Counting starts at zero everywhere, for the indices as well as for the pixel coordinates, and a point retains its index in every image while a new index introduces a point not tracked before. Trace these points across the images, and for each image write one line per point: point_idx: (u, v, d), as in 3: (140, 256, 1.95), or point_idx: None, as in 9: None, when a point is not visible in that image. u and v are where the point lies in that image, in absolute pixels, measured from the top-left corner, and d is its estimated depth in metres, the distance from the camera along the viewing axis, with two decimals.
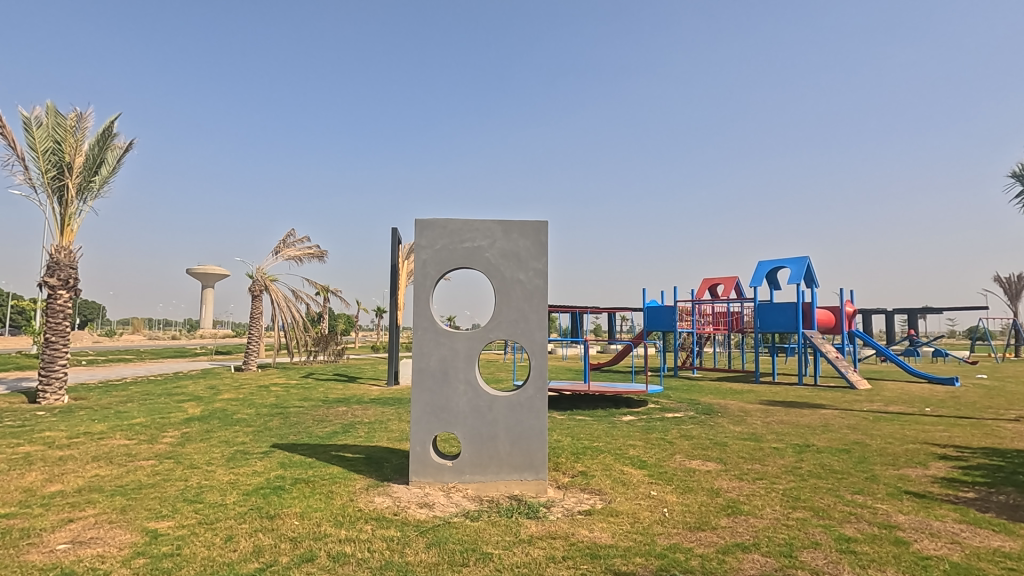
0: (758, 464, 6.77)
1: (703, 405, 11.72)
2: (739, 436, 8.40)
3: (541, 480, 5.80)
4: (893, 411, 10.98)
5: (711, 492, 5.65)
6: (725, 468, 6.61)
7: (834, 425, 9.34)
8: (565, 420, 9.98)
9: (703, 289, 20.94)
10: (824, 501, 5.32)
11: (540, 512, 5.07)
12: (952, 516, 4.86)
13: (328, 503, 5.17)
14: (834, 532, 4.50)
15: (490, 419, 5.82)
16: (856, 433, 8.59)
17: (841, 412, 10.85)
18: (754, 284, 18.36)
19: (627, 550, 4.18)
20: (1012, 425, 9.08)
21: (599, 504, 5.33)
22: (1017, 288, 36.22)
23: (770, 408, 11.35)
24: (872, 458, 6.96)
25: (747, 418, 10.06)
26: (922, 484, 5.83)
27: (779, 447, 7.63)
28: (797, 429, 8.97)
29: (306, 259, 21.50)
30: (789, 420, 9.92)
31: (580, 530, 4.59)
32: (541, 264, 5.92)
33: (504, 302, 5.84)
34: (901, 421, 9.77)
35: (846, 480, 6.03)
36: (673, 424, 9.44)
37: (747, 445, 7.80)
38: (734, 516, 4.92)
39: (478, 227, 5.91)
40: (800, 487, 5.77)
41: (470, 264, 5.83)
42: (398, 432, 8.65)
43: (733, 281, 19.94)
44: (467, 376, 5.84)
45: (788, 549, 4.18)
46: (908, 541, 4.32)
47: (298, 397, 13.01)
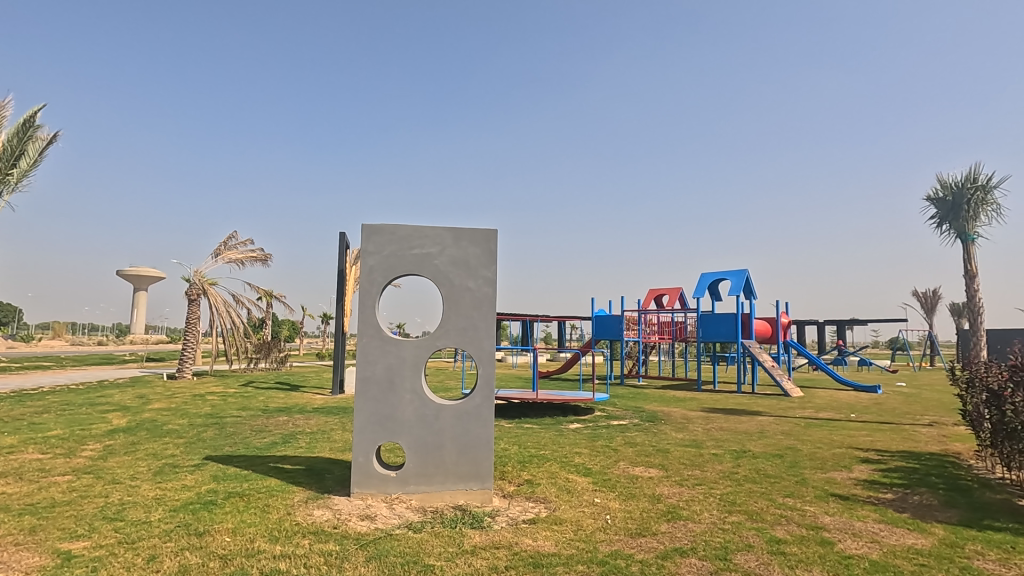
0: (698, 470, 6.98)
1: (647, 412, 12.00)
2: (680, 442, 8.67)
3: (486, 489, 5.77)
4: (823, 417, 11.59)
5: (653, 498, 5.78)
6: (667, 474, 6.79)
7: (770, 431, 9.76)
8: (513, 428, 10.00)
9: (649, 299, 21.53)
10: (758, 505, 5.54)
11: (485, 522, 5.04)
12: (873, 516, 5.17)
13: (264, 517, 4.95)
14: (766, 534, 4.69)
15: (436, 428, 5.75)
16: (789, 439, 9.00)
17: (776, 419, 11.37)
18: (697, 295, 19.03)
19: (570, 558, 4.21)
20: (926, 430, 9.78)
21: (544, 513, 5.35)
22: (932, 302, 39.15)
23: (711, 415, 11.74)
24: (802, 462, 7.32)
25: (688, 425, 10.40)
26: (847, 486, 6.17)
27: (718, 453, 7.92)
28: (735, 435, 9.35)
29: (248, 263, 20.67)
30: (728, 426, 10.32)
31: (524, 540, 4.58)
32: (490, 273, 5.92)
33: (452, 310, 5.81)
34: (829, 426, 10.35)
35: (779, 484, 6.32)
36: (619, 432, 9.62)
37: (688, 451, 8.06)
38: (674, 522, 5.05)
39: (428, 234, 5.85)
40: (736, 492, 5.99)
41: (419, 270, 5.76)
42: (340, 442, 8.41)
43: (677, 292, 20.59)
44: (413, 385, 5.75)
45: (723, 552, 4.32)
46: (833, 541, 4.56)
47: (235, 406, 12.46)
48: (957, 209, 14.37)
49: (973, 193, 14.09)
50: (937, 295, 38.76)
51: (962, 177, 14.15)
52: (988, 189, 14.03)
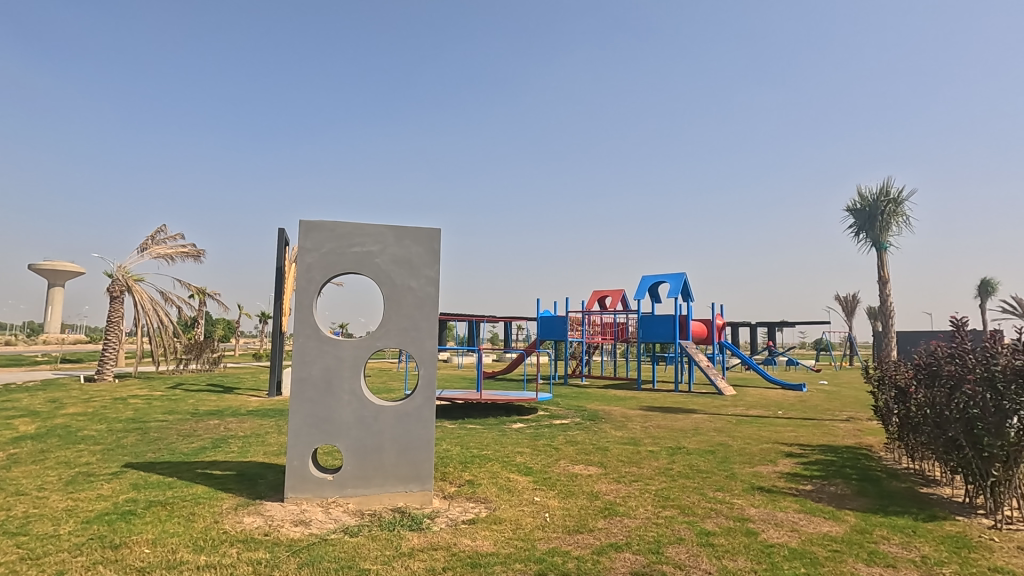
0: (635, 467, 7.19)
1: (589, 411, 12.24)
2: (619, 440, 8.91)
3: (426, 490, 5.71)
4: (752, 414, 12.22)
5: (591, 495, 5.90)
6: (605, 471, 6.96)
7: (703, 428, 10.18)
8: (456, 429, 9.96)
9: (593, 301, 21.97)
10: (690, 499, 5.77)
11: (424, 524, 4.99)
12: (793, 506, 5.49)
13: (188, 526, 4.70)
14: (696, 527, 4.89)
15: (376, 429, 5.64)
16: (721, 435, 9.41)
17: (709, 416, 11.87)
18: (638, 297, 19.59)
19: (508, 556, 4.24)
20: (843, 425, 10.49)
21: (483, 513, 5.36)
22: (851, 305, 42.02)
23: (649, 414, 12.13)
24: (732, 457, 7.68)
25: (628, 423, 10.70)
26: (771, 479, 6.53)
27: (655, 450, 8.19)
28: (671, 432, 9.69)
29: (178, 259, 19.56)
30: (665, 424, 10.68)
31: (463, 540, 4.57)
32: (432, 273, 5.88)
33: (394, 310, 5.72)
34: (757, 423, 10.90)
35: (710, 478, 6.60)
36: (560, 431, 9.76)
37: (627, 448, 8.29)
38: (610, 518, 5.18)
39: (369, 232, 5.74)
40: (670, 487, 6.22)
41: (359, 269, 5.64)
42: (275, 446, 8.11)
43: (620, 294, 21.13)
44: (352, 386, 5.62)
45: (656, 546, 4.47)
46: (757, 531, 4.81)
47: (161, 410, 11.75)
48: (872, 219, 15.45)
49: (887, 205, 15.23)
50: (856, 299, 41.62)
51: (878, 190, 15.27)
52: (900, 202, 15.21)
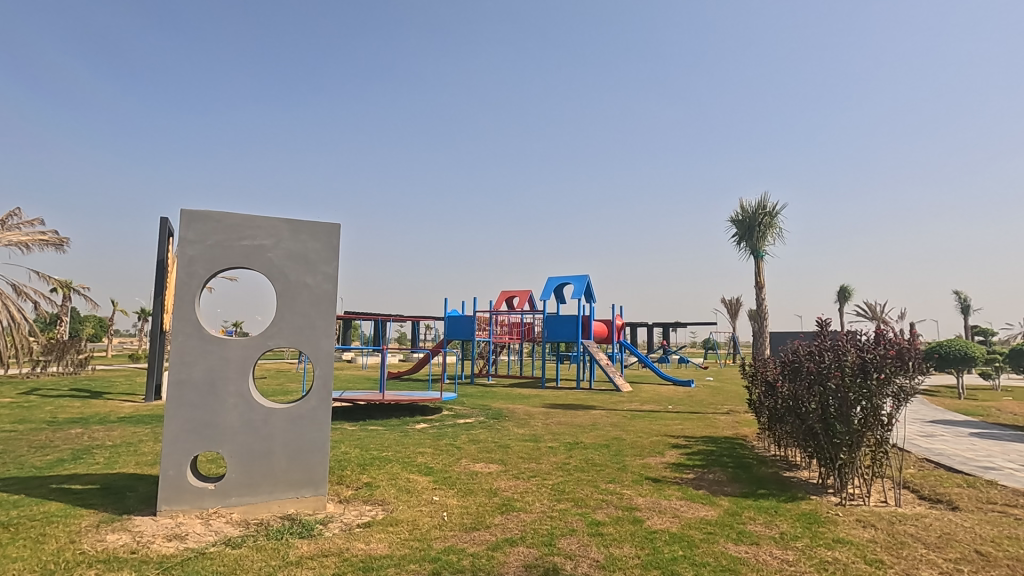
0: (534, 463, 7.38)
1: (493, 410, 12.39)
2: (521, 438, 9.10)
3: (319, 495, 5.48)
4: (645, 409, 12.98)
5: (490, 492, 5.98)
6: (505, 468, 7.08)
7: (600, 424, 10.67)
8: (356, 431, 9.66)
9: (500, 301, 22.23)
10: (584, 491, 6.03)
11: (315, 530, 4.80)
12: (676, 494, 5.91)
13: (37, 549, 4.17)
14: (587, 518, 5.12)
15: (264, 434, 5.33)
16: (617, 429, 9.91)
17: (607, 412, 12.46)
18: (544, 298, 20.11)
19: (402, 558, 4.18)
20: (723, 418, 11.44)
21: (380, 515, 5.25)
22: (735, 308, 45.90)
23: (551, 411, 12.50)
24: (624, 450, 8.12)
25: (530, 421, 10.95)
26: (659, 469, 6.99)
27: (554, 446, 8.46)
28: (570, 428, 10.06)
29: (35, 247, 17.25)
30: (565, 421, 11.06)
31: (356, 544, 4.45)
32: (331, 269, 5.65)
33: (287, 307, 5.43)
34: (650, 417, 11.61)
35: (603, 471, 6.93)
36: (463, 430, 9.78)
37: (527, 445, 8.49)
38: (507, 513, 5.28)
39: (261, 225, 5.41)
40: (566, 481, 6.45)
41: (249, 264, 5.30)
42: (150, 455, 7.40)
43: (527, 294, 21.55)
44: (239, 388, 5.26)
45: (549, 538, 4.62)
46: (642, 519, 5.13)
47: (10, 419, 10.30)
48: (752, 229, 16.96)
49: (764, 218, 16.82)
50: (740, 302, 45.48)
51: (756, 204, 16.81)
52: (774, 215, 16.85)
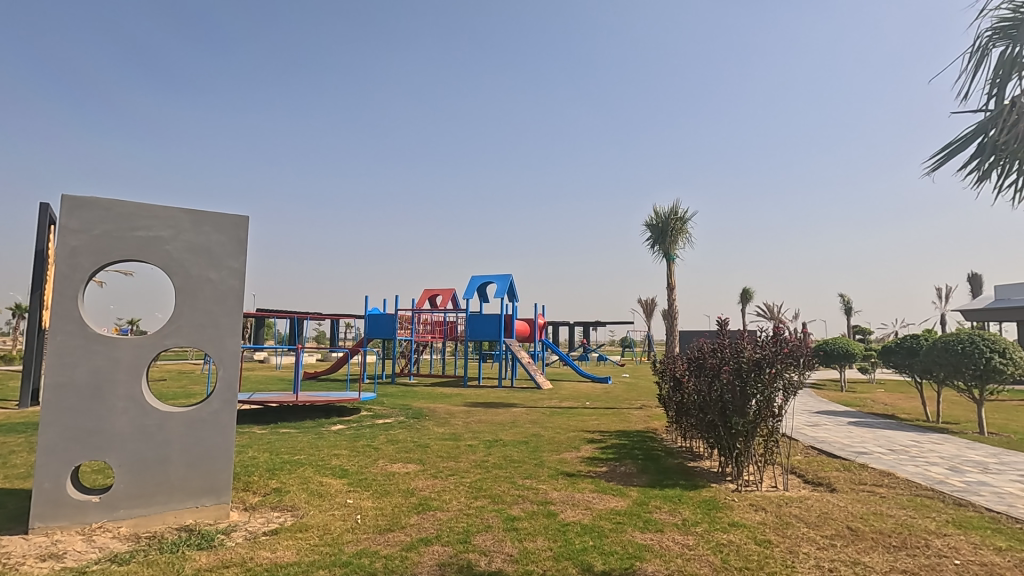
0: (453, 461, 7.37)
1: (413, 410, 12.23)
2: (440, 437, 9.05)
3: (222, 504, 5.16)
4: (564, 406, 13.32)
5: (406, 492, 5.91)
6: (423, 468, 7.01)
7: (520, 421, 10.83)
8: (266, 434, 9.19)
9: (423, 299, 21.94)
10: (501, 488, 6.10)
11: (216, 540, 4.52)
12: (589, 487, 6.12)
13: None
14: (503, 514, 5.19)
15: (159, 440, 4.94)
16: (536, 426, 10.10)
17: (527, 409, 12.67)
18: (467, 296, 20.09)
19: (310, 564, 4.03)
20: (636, 412, 11.98)
21: (289, 521, 5.03)
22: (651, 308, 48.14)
23: (472, 409, 12.52)
24: (542, 446, 8.30)
25: (450, 419, 10.92)
26: (574, 464, 7.21)
27: (473, 444, 8.48)
28: (490, 426, 10.13)
29: None
30: (485, 419, 11.12)
31: (261, 553, 4.24)
32: (237, 264, 5.34)
33: (187, 304, 5.07)
34: (568, 413, 11.93)
35: (521, 467, 7.05)
36: (381, 431, 9.58)
37: (446, 444, 8.45)
38: (423, 513, 5.23)
39: (158, 214, 5.02)
40: (484, 478, 6.50)
41: (143, 257, 4.90)
42: (22, 467, 6.63)
43: (450, 293, 21.43)
44: (130, 391, 4.85)
45: (464, 536, 4.64)
46: (556, 512, 5.27)
47: None
48: (664, 234, 17.88)
49: (676, 223, 17.74)
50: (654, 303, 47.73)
51: (669, 210, 17.69)
52: (685, 221, 17.82)
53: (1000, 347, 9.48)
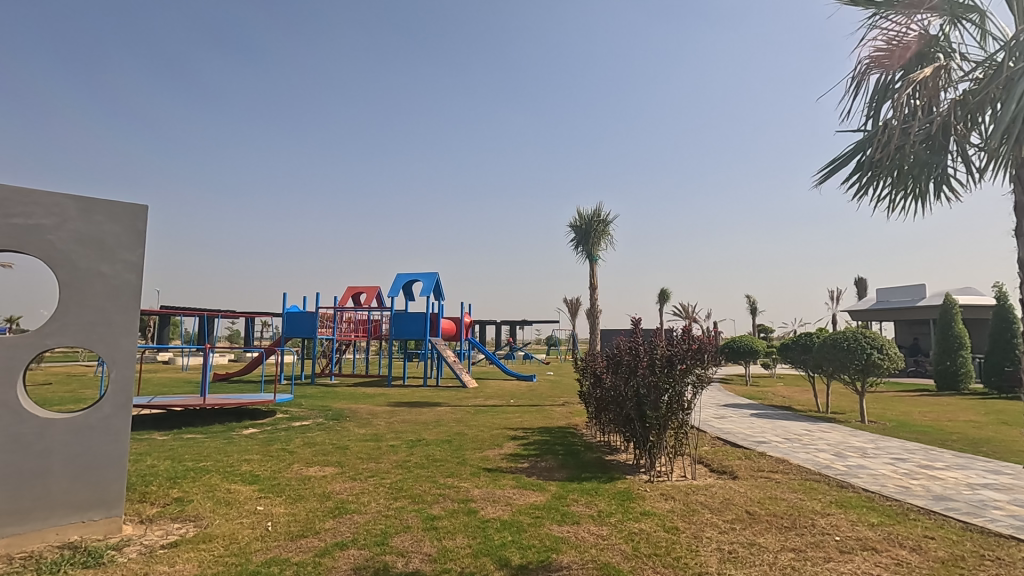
0: (373, 462, 7.21)
1: (333, 411, 11.82)
2: (361, 438, 8.81)
3: (113, 517, 4.75)
4: (489, 404, 13.38)
5: (322, 496, 5.71)
6: (341, 470, 6.80)
7: (444, 420, 10.76)
8: (169, 440, 8.55)
9: (346, 297, 21.26)
10: (422, 487, 6.04)
11: (106, 557, 4.15)
12: (510, 483, 6.19)
13: None
14: (423, 514, 5.15)
15: (38, 450, 4.47)
16: (460, 425, 10.08)
17: (452, 408, 12.61)
18: (392, 294, 19.69)
19: None
20: (559, 409, 12.26)
21: (191, 532, 4.71)
22: (575, 307, 49.33)
23: (395, 409, 12.29)
24: (465, 445, 8.30)
25: (372, 420, 10.66)
26: (496, 461, 7.27)
27: (395, 444, 8.33)
28: (414, 426, 9.99)
29: None
30: (409, 418, 10.96)
31: (157, 568, 3.94)
32: (134, 257, 4.92)
33: (74, 300, 4.62)
34: (492, 411, 12.00)
35: (443, 466, 7.02)
36: (298, 433, 9.18)
37: (367, 445, 8.25)
38: (339, 517, 5.08)
39: (39, 201, 4.53)
40: (405, 478, 6.41)
41: (21, 248, 4.41)
42: None
43: (374, 290, 20.92)
44: (2, 397, 4.35)
45: (381, 538, 4.55)
46: (476, 509, 5.29)
47: None
48: (588, 235, 18.41)
49: (599, 225, 18.31)
50: (579, 302, 48.96)
51: (592, 212, 18.23)
52: (608, 223, 18.44)
53: (878, 344, 10.57)
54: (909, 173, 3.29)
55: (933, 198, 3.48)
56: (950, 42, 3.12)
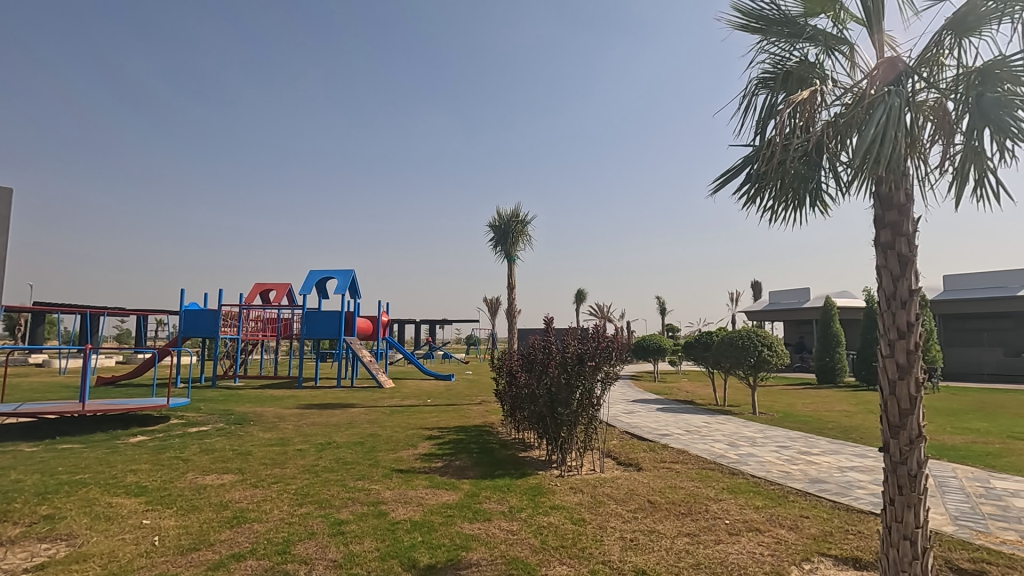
0: (278, 468, 6.86)
1: (235, 415, 11.11)
2: (266, 442, 8.36)
3: None
4: (405, 404, 13.17)
5: (219, 506, 5.35)
6: (242, 477, 6.42)
7: (357, 421, 10.45)
8: (40, 451, 7.66)
9: (254, 294, 20.07)
10: (329, 492, 5.83)
11: None
12: (423, 483, 6.13)
13: None
14: (330, 519, 4.97)
15: None
16: (373, 426, 9.83)
17: (366, 409, 12.28)
18: (304, 291, 18.83)
19: None
20: (476, 408, 12.30)
21: (63, 552, 4.26)
22: (495, 306, 49.60)
23: (305, 411, 11.77)
24: (378, 446, 8.11)
25: (279, 423, 10.14)
26: (409, 461, 7.16)
27: (303, 448, 7.98)
28: (324, 428, 9.62)
29: None
30: (319, 421, 10.54)
31: None
32: None
33: None
34: (408, 411, 11.82)
35: (353, 469, 6.81)
36: (195, 440, 8.55)
37: (272, 450, 7.84)
38: (238, 526, 4.79)
39: None
40: (312, 483, 6.16)
41: None
42: None
43: (285, 287, 19.91)
44: None
45: (283, 546, 4.34)
46: (387, 512, 5.19)
47: None
48: (507, 235, 18.59)
49: (517, 225, 18.55)
50: (498, 300, 49.29)
51: (511, 212, 18.45)
52: (526, 224, 18.73)
53: (768, 342, 11.51)
54: (789, 188, 3.60)
55: (808, 211, 3.84)
56: (825, 69, 3.40)
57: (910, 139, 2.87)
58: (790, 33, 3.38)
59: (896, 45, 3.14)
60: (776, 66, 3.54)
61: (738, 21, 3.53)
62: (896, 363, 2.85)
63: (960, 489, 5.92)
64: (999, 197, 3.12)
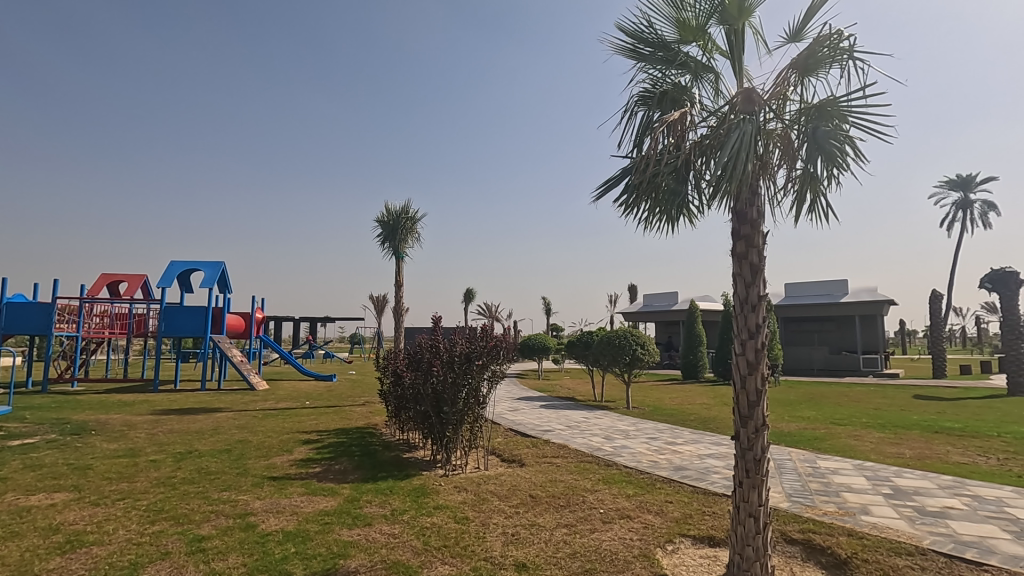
0: (125, 482, 6.07)
1: (72, 424, 9.66)
2: (111, 454, 7.37)
3: None
4: (280, 406, 12.35)
5: (48, 529, 4.62)
6: (78, 495, 5.59)
7: (223, 427, 9.58)
8: None
9: (99, 286, 17.60)
10: (188, 506, 5.27)
11: None
12: (298, 491, 5.77)
13: None
14: (188, 535, 4.50)
15: None
16: (242, 432, 9.08)
17: (234, 413, 11.30)
18: (163, 284, 16.88)
19: None
20: (358, 409, 11.84)
21: None
22: (381, 303, 48.20)
23: (160, 418, 10.56)
24: (248, 453, 7.51)
25: (128, 432, 8.98)
26: (284, 468, 6.73)
27: (157, 459, 7.15)
28: (184, 436, 8.69)
29: None
30: (178, 428, 9.51)
31: None
32: None
33: None
34: (284, 414, 11.09)
35: (217, 479, 6.23)
36: (17, 454, 7.29)
37: (119, 463, 6.93)
38: (72, 552, 4.17)
39: None
40: (166, 497, 5.53)
41: None
42: None
43: (139, 280, 17.70)
44: None
45: (129, 571, 3.85)
46: (256, 523, 4.81)
47: None
48: (395, 231, 18.13)
49: (406, 222, 18.17)
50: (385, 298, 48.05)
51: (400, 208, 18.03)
52: (415, 221, 18.41)
53: (642, 341, 12.36)
54: (663, 200, 3.90)
55: (677, 220, 4.18)
56: (695, 95, 3.74)
57: (761, 162, 3.25)
58: (664, 57, 3.67)
59: (753, 79, 3.54)
60: (654, 86, 3.81)
61: (621, 44, 3.77)
62: (747, 360, 3.20)
63: (794, 469, 6.82)
64: (828, 217, 3.63)
